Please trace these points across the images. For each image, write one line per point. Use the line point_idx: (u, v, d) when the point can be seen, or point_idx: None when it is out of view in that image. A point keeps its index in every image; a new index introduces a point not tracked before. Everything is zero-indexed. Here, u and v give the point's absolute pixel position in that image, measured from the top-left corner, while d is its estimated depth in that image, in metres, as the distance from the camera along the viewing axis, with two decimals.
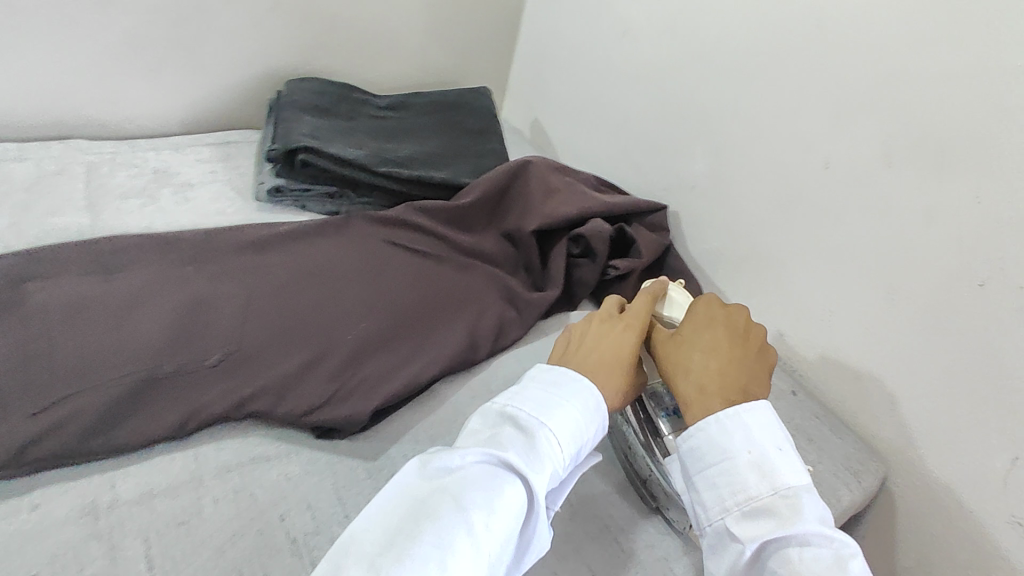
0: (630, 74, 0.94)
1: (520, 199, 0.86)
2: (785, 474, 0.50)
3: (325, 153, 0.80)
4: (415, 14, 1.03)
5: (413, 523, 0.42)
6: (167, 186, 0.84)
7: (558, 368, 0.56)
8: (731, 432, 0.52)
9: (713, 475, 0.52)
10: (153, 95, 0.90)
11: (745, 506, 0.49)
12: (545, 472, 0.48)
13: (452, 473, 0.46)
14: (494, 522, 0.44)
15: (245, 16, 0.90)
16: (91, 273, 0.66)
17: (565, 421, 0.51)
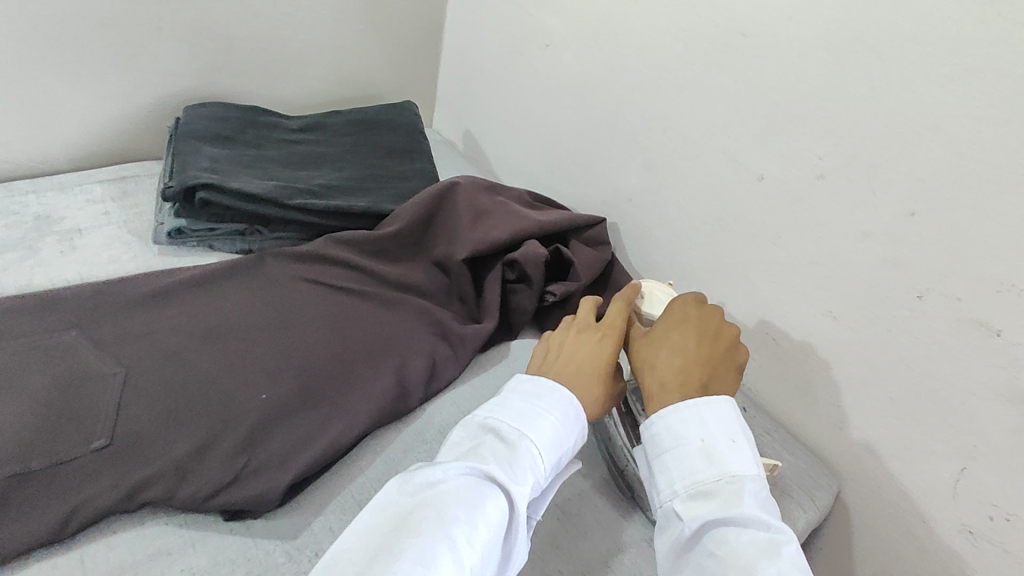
0: (557, 86, 0.90)
1: (450, 223, 0.80)
2: (734, 463, 0.47)
3: (227, 188, 0.73)
4: (326, 28, 0.96)
5: (392, 543, 0.40)
6: (50, 234, 0.75)
7: (538, 379, 0.54)
8: (689, 419, 0.49)
9: (666, 458, 0.49)
10: (29, 132, 0.80)
11: (690, 490, 0.47)
12: (528, 484, 0.46)
13: (434, 488, 0.43)
14: (478, 539, 0.41)
15: (130, 39, 0.81)
16: None
17: (548, 431, 0.49)
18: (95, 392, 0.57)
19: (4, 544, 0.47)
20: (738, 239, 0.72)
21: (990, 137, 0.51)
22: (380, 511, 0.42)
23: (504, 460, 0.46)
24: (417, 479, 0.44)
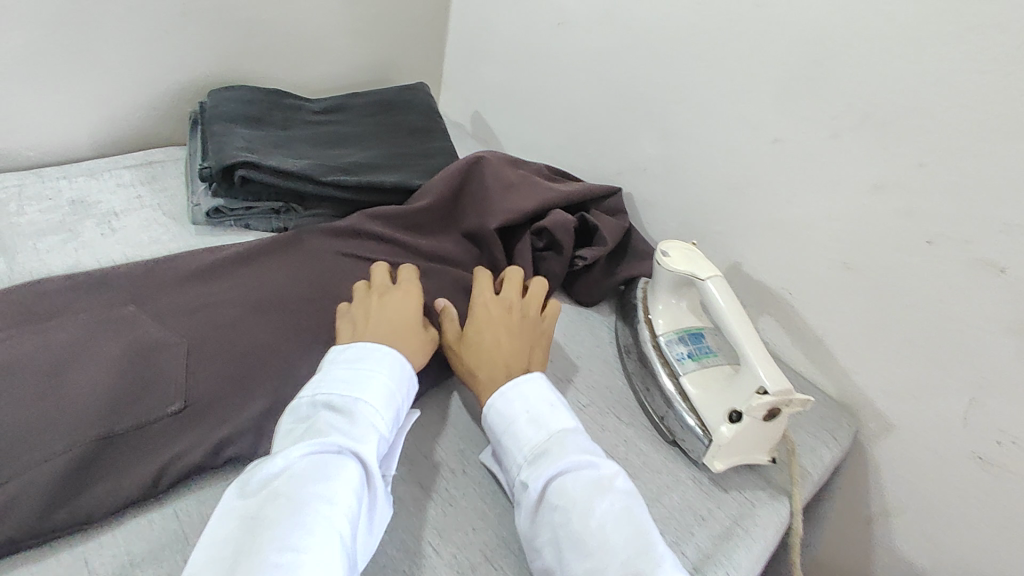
0: (570, 63, 0.94)
1: (474, 196, 0.83)
2: (554, 424, 0.56)
3: (265, 167, 0.74)
4: (339, 12, 0.98)
5: (255, 533, 0.43)
6: (88, 218, 0.76)
7: (349, 346, 0.58)
8: (511, 399, 0.57)
9: (503, 438, 0.56)
10: (55, 120, 0.81)
11: (532, 454, 0.54)
12: (369, 442, 0.51)
13: (282, 476, 0.47)
14: (335, 503, 0.46)
15: (154, 25, 0.82)
16: (15, 326, 0.59)
17: (374, 392, 0.55)
18: (162, 361, 0.59)
19: (104, 502, 0.50)
20: (754, 201, 0.77)
21: (994, 91, 0.56)
22: (232, 514, 0.45)
23: (342, 429, 0.51)
24: (265, 474, 0.47)
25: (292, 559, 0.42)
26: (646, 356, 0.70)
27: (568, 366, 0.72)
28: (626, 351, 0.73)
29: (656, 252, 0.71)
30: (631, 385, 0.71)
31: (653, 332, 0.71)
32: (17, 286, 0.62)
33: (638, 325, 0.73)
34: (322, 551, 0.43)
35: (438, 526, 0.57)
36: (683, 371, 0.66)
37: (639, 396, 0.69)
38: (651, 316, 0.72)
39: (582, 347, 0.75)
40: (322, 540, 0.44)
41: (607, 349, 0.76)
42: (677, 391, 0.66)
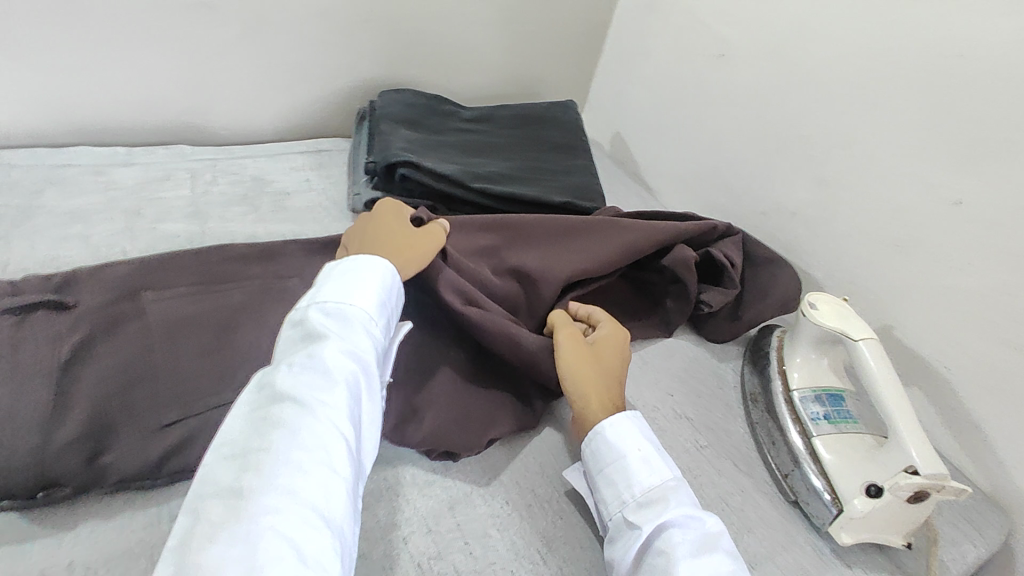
0: (726, 97, 0.92)
1: (540, 228, 0.74)
2: (665, 469, 0.55)
3: (423, 167, 0.79)
4: (504, 27, 1.02)
5: (262, 434, 0.43)
6: (265, 195, 0.84)
7: (343, 263, 0.58)
8: (625, 435, 0.56)
9: (609, 471, 0.55)
10: (249, 106, 0.91)
11: (642, 496, 0.53)
12: (364, 348, 0.51)
13: (283, 380, 0.46)
14: (336, 402, 0.46)
15: (343, 28, 0.90)
16: (200, 283, 0.64)
17: (368, 302, 0.55)
18: None
19: None
20: (917, 263, 0.71)
21: None
22: (236, 418, 0.45)
23: (338, 335, 0.51)
24: (267, 380, 0.47)
25: (301, 456, 0.42)
26: (777, 408, 0.66)
27: (688, 401, 0.70)
28: (751, 399, 0.70)
29: (802, 302, 0.68)
30: (753, 437, 0.68)
31: (786, 385, 0.68)
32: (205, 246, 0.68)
33: (769, 374, 0.70)
34: (326, 449, 0.43)
35: (547, 537, 0.55)
36: (816, 432, 0.63)
37: (761, 448, 0.66)
38: (784, 367, 0.69)
39: (703, 386, 0.73)
40: (327, 435, 0.44)
41: (729, 392, 0.73)
42: (806, 450, 0.62)
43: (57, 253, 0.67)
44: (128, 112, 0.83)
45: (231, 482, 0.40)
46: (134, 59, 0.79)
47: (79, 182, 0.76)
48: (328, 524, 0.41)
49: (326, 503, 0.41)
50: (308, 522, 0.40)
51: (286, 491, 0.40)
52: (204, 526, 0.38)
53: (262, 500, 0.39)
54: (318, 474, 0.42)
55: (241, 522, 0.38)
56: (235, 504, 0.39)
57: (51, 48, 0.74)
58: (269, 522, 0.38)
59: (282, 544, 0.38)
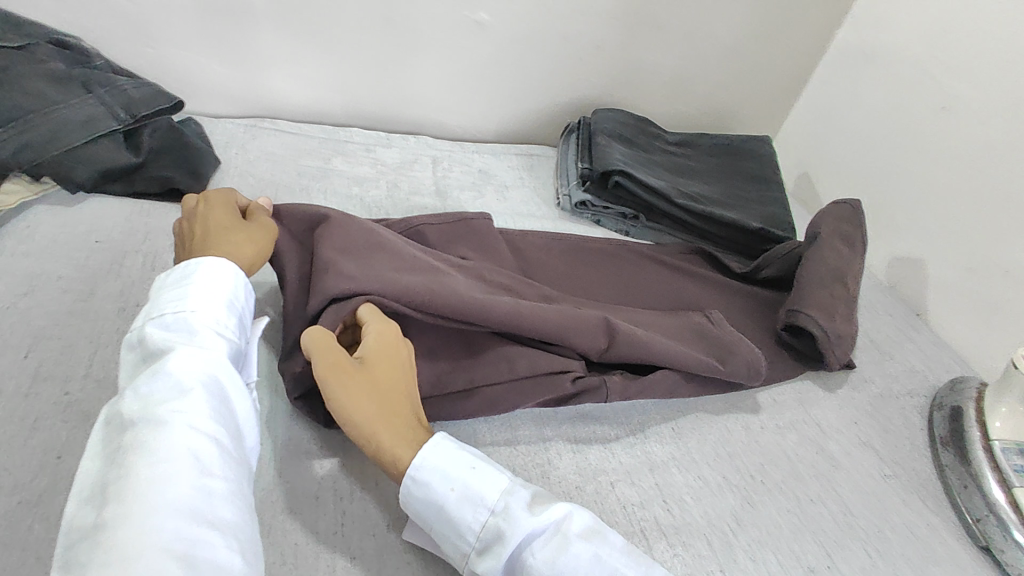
0: (941, 149, 0.91)
1: (353, 237, 0.64)
2: (486, 491, 0.48)
3: (636, 178, 0.88)
4: (715, 63, 1.09)
5: (115, 464, 0.40)
6: (490, 185, 0.98)
7: (172, 270, 0.53)
8: (428, 483, 0.48)
9: (439, 527, 0.48)
10: (482, 111, 1.05)
11: (481, 539, 0.47)
12: (216, 352, 0.48)
13: (130, 403, 0.43)
14: (187, 409, 0.43)
15: (575, 53, 1.02)
16: (450, 247, 0.77)
17: (206, 301, 0.51)
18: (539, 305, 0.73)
19: None
20: None
21: None
22: (93, 458, 0.42)
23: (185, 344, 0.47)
24: (114, 412, 0.43)
25: (162, 471, 0.39)
26: (972, 454, 0.66)
27: (874, 432, 0.71)
28: (942, 443, 0.70)
29: (1014, 355, 0.67)
30: (941, 479, 0.68)
31: (984, 433, 0.67)
32: (454, 215, 0.81)
33: (965, 422, 0.69)
34: (189, 456, 0.41)
35: (738, 514, 0.59)
36: (1018, 482, 0.63)
37: (950, 491, 0.67)
38: (985, 419, 0.68)
39: (890, 422, 0.73)
40: (185, 443, 0.41)
41: (916, 433, 0.73)
42: (1005, 498, 0.62)
43: (342, 207, 0.84)
44: (394, 107, 1.01)
45: (93, 522, 0.37)
46: (410, 63, 0.96)
47: (356, 155, 0.94)
48: (210, 527, 0.39)
49: (200, 507, 0.39)
50: (183, 532, 0.37)
51: (156, 509, 0.37)
52: (73, 572, 0.35)
53: (129, 521, 0.36)
54: (187, 484, 0.39)
55: (107, 555, 0.35)
56: (100, 538, 0.36)
57: (360, 47, 0.92)
58: (140, 544, 0.36)
59: (163, 558, 0.36)
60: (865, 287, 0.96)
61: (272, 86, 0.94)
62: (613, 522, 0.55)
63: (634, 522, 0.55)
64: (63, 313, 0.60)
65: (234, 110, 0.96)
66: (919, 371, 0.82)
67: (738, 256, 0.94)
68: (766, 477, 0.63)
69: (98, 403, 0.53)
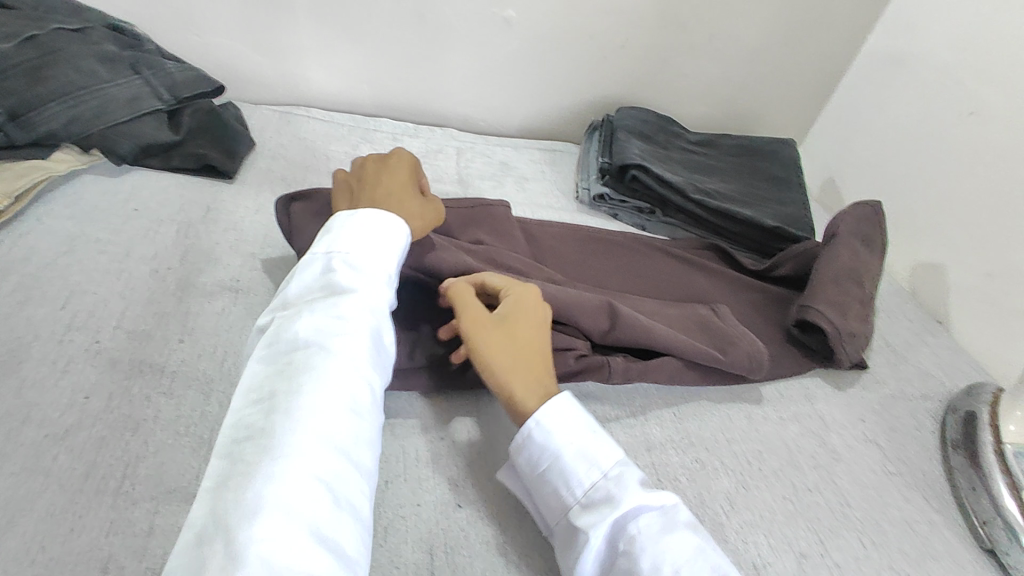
0: (967, 154, 0.90)
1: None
2: (602, 456, 0.50)
3: (652, 172, 0.90)
4: (741, 65, 1.10)
5: (288, 379, 0.45)
6: (511, 177, 1.00)
7: (344, 219, 0.58)
8: (549, 432, 0.51)
9: (545, 475, 0.50)
10: (507, 107, 1.08)
11: (585, 497, 0.49)
12: (376, 304, 0.53)
13: (305, 329, 0.49)
14: (351, 350, 0.48)
15: (601, 52, 1.04)
16: (464, 230, 0.79)
17: (376, 255, 0.56)
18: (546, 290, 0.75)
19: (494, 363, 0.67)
20: None
21: None
22: (265, 364, 0.47)
23: (358, 288, 0.53)
24: (288, 331, 0.49)
25: (327, 400, 0.44)
26: (983, 457, 0.65)
27: (881, 430, 0.71)
28: (952, 445, 0.69)
29: None
30: (950, 482, 0.67)
31: (996, 437, 0.65)
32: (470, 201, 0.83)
33: (978, 425, 0.68)
34: (347, 394, 0.46)
35: (733, 498, 0.59)
36: None
37: (959, 494, 0.65)
38: (998, 421, 0.67)
39: (899, 422, 0.73)
40: (347, 383, 0.46)
41: (927, 435, 0.72)
42: (1014, 502, 0.60)
43: None
44: (422, 99, 1.05)
45: (262, 425, 0.43)
46: (439, 57, 0.99)
47: (382, 143, 0.98)
48: (352, 462, 0.44)
49: (351, 442, 0.45)
50: (332, 460, 0.42)
51: (318, 432, 0.43)
52: (244, 460, 0.41)
53: (296, 434, 0.42)
54: (343, 419, 0.45)
55: (270, 459, 0.41)
56: (271, 440, 0.42)
57: (391, 41, 0.96)
58: (298, 459, 0.41)
59: (317, 475, 0.41)
60: (884, 292, 0.95)
61: (307, 75, 0.99)
62: None
63: None
64: (100, 271, 0.64)
65: (270, 97, 1.01)
66: (934, 376, 0.81)
67: (752, 253, 0.94)
68: (765, 464, 0.63)
69: (127, 352, 0.57)
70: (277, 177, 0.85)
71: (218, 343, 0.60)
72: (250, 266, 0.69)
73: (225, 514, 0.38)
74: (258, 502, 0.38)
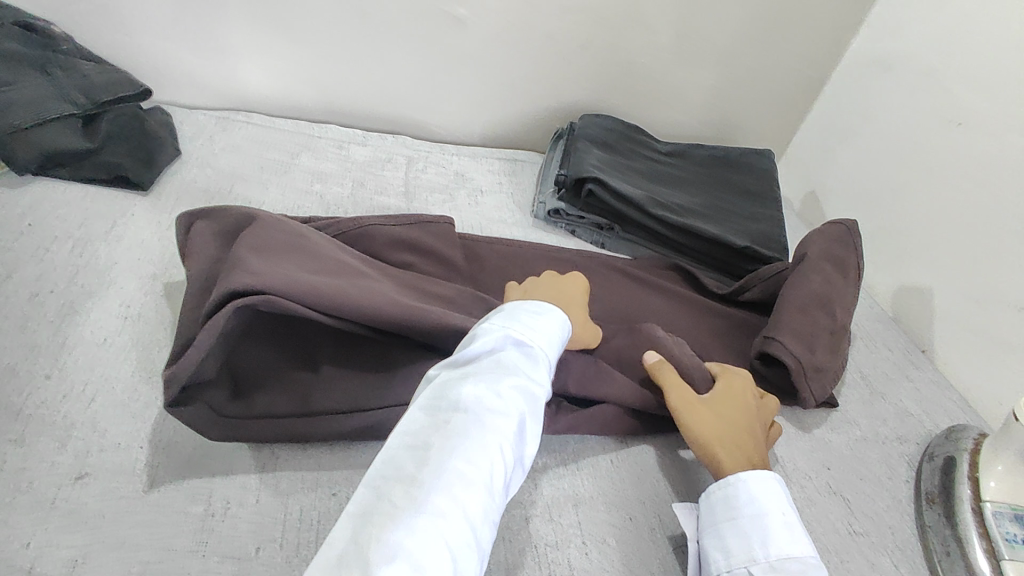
0: (955, 169, 0.83)
1: (273, 237, 0.59)
2: (805, 544, 0.48)
3: (609, 186, 0.83)
4: (715, 69, 1.03)
5: (441, 435, 0.42)
6: (464, 188, 0.93)
7: (529, 304, 0.57)
8: (764, 492, 0.51)
9: (741, 521, 0.50)
10: (465, 113, 1.02)
11: (777, 559, 0.47)
12: (536, 392, 0.49)
13: (465, 389, 0.46)
14: (505, 430, 0.44)
15: (563, 54, 0.97)
16: (393, 252, 0.72)
17: (548, 347, 0.54)
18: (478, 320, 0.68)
19: None
20: None
21: None
22: (421, 413, 0.44)
23: (525, 369, 0.50)
24: (449, 386, 0.46)
25: (470, 475, 0.40)
26: (960, 517, 0.58)
27: (848, 480, 0.63)
28: (928, 498, 0.62)
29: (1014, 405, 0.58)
30: (924, 542, 0.59)
31: (976, 494, 0.58)
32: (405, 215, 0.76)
33: (956, 478, 0.61)
34: (488, 473, 0.42)
35: (664, 564, 0.53)
36: (1008, 555, 0.54)
37: (933, 557, 0.58)
38: (978, 475, 0.60)
39: (869, 469, 0.65)
40: (492, 462, 0.42)
41: (900, 485, 0.64)
42: (991, 572, 0.54)
43: (298, 203, 0.82)
44: (373, 104, 0.98)
45: (411, 472, 0.39)
46: (388, 57, 0.93)
47: (324, 151, 0.91)
48: (474, 549, 0.38)
49: (479, 529, 0.39)
50: (462, 539, 0.38)
51: (458, 508, 0.38)
52: (383, 505, 0.37)
53: (434, 499, 0.38)
54: (481, 501, 0.40)
55: (411, 512, 0.37)
56: (412, 493, 0.38)
57: (333, 41, 0.90)
58: (436, 525, 0.37)
59: (444, 552, 0.36)
60: (865, 317, 0.88)
61: (246, 77, 0.92)
62: (516, 563, 0.50)
63: (543, 566, 0.50)
64: None
65: (207, 101, 0.94)
66: (913, 415, 0.73)
67: (718, 273, 0.87)
68: None
69: None
70: (201, 190, 0.79)
71: (90, 380, 0.54)
72: (147, 290, 0.63)
73: (359, 549, 0.35)
74: (386, 556, 0.34)
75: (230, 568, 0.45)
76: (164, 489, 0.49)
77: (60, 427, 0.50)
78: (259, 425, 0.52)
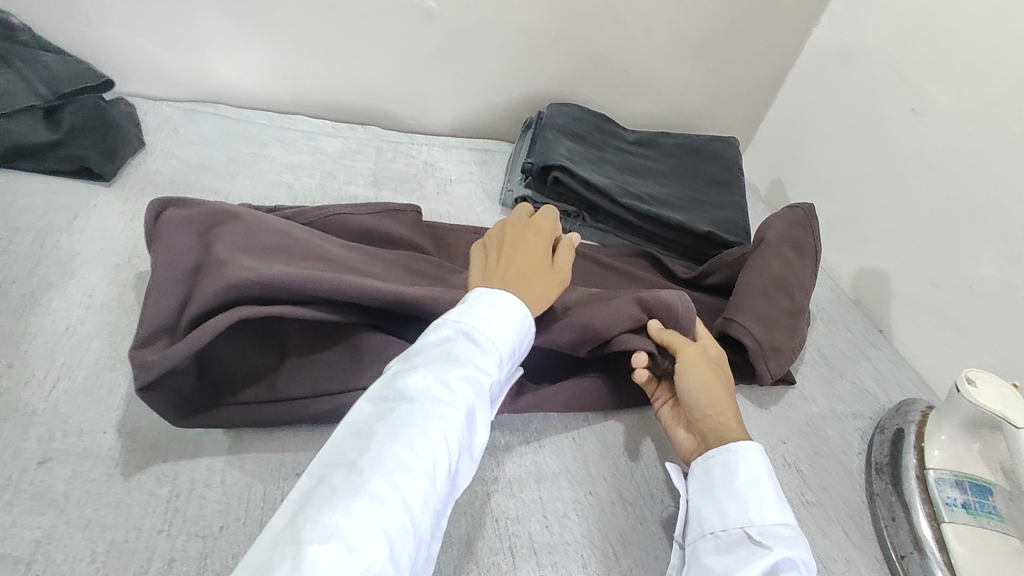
0: (912, 155, 0.86)
1: (259, 236, 0.60)
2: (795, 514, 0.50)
3: (577, 175, 0.84)
4: (683, 60, 1.04)
5: (384, 425, 0.42)
6: (433, 177, 0.94)
7: (489, 291, 0.53)
8: (763, 462, 0.52)
9: (739, 487, 0.51)
10: (435, 103, 1.02)
11: (770, 525, 0.49)
12: (487, 381, 0.48)
13: (412, 380, 0.45)
14: (451, 419, 0.44)
15: (533, 46, 0.98)
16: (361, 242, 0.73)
17: (503, 342, 0.51)
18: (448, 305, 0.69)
19: None
20: None
21: None
22: (370, 403, 0.45)
23: (475, 359, 0.49)
24: (397, 378, 0.46)
25: (410, 463, 0.41)
26: (907, 484, 0.60)
27: (803, 454, 0.66)
28: (877, 469, 0.64)
29: (958, 376, 0.60)
30: (873, 508, 0.62)
31: (921, 463, 0.61)
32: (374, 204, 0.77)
33: (904, 448, 0.64)
34: (430, 461, 0.42)
35: (622, 535, 0.55)
36: (947, 517, 0.57)
37: (880, 522, 0.61)
38: (924, 444, 0.62)
39: (825, 444, 0.68)
40: (433, 451, 0.42)
41: (852, 458, 0.67)
42: (934, 536, 0.57)
43: (267, 194, 0.82)
44: (344, 96, 0.98)
45: (353, 459, 0.41)
46: (359, 51, 0.93)
47: (295, 143, 0.92)
48: (413, 532, 0.40)
49: (417, 514, 0.40)
50: (400, 524, 0.39)
51: (394, 495, 0.39)
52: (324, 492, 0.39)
53: (370, 487, 0.39)
54: (419, 487, 0.41)
55: (348, 497, 0.38)
56: (349, 481, 0.39)
57: (303, 33, 0.90)
58: (373, 512, 0.38)
59: (376, 535, 0.37)
60: (827, 299, 0.91)
61: (213, 69, 0.92)
62: (478, 537, 0.52)
63: (504, 539, 0.52)
64: None
65: (174, 92, 0.94)
66: (869, 392, 0.76)
67: (684, 260, 0.89)
68: (665, 499, 0.58)
69: None
70: (166, 180, 0.79)
71: (53, 368, 0.54)
72: (111, 280, 0.63)
73: (295, 532, 0.36)
74: (318, 540, 0.36)
75: (195, 547, 0.46)
76: (128, 473, 0.49)
77: (23, 414, 0.51)
78: (224, 411, 0.53)
